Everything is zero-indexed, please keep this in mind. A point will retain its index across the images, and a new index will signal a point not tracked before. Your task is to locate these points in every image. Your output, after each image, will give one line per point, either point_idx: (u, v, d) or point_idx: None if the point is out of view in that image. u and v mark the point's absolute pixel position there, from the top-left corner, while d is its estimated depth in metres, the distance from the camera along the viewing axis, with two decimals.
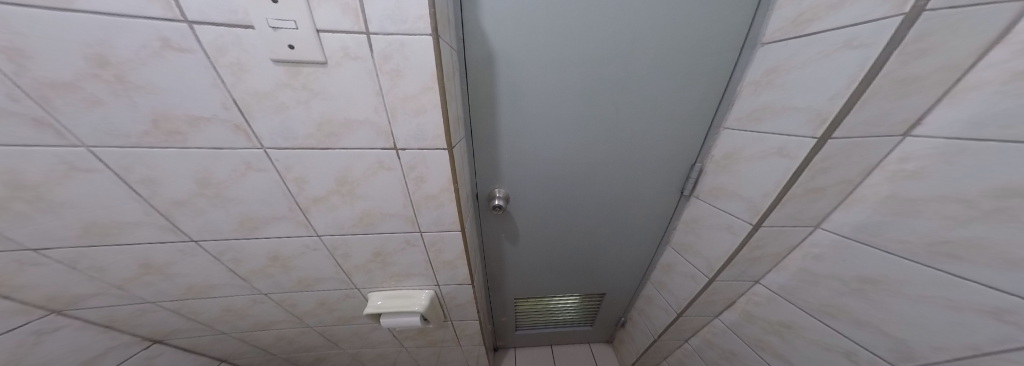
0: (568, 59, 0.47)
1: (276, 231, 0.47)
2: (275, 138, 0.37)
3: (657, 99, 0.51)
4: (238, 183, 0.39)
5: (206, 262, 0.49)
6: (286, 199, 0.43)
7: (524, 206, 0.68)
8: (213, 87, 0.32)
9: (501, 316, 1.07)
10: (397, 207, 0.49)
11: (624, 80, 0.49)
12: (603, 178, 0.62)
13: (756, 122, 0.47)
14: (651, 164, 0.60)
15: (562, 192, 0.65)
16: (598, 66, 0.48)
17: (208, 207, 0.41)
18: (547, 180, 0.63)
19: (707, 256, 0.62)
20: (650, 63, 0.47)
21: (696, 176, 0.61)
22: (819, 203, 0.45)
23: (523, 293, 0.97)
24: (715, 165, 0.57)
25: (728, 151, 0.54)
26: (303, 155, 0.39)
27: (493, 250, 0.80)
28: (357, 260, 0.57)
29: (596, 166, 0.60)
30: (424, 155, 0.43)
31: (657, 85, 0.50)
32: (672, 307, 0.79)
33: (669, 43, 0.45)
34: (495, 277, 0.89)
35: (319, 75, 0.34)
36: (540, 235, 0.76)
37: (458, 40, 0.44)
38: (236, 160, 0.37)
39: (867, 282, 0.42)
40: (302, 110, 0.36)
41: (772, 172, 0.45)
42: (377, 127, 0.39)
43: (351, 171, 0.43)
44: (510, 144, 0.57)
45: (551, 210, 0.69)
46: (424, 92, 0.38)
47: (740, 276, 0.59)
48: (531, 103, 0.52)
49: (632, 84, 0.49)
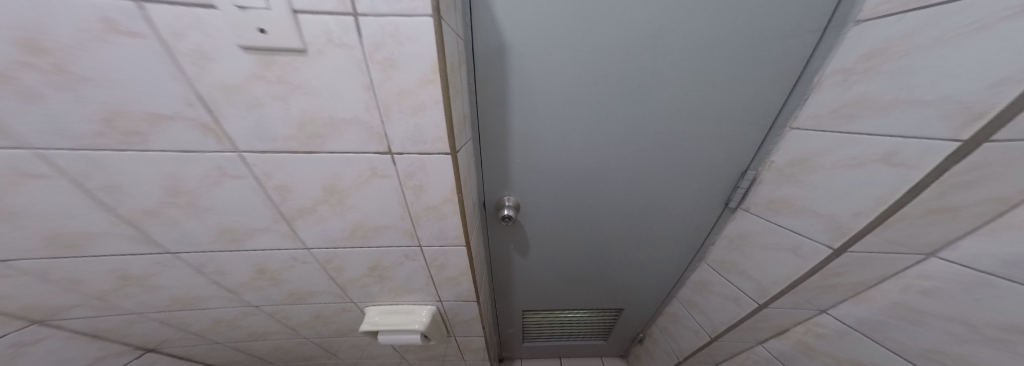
0: (599, 50, 0.40)
1: (261, 243, 0.43)
2: (250, 139, 0.31)
3: (703, 96, 0.43)
4: (212, 191, 0.34)
5: (189, 274, 0.45)
6: (269, 209, 0.38)
7: (539, 215, 0.62)
8: (174, 79, 0.27)
9: (509, 328, 1.00)
10: (394, 219, 0.43)
11: (664, 74, 0.42)
12: (631, 187, 0.55)
13: (843, 120, 0.38)
14: (690, 171, 0.52)
15: (584, 201, 0.58)
16: (634, 56, 0.40)
17: (182, 217, 0.36)
18: (566, 188, 0.56)
19: (763, 278, 0.54)
20: (696, 53, 0.40)
21: (747, 186, 0.53)
22: (940, 228, 0.33)
23: (533, 307, 0.90)
24: (776, 173, 0.49)
25: (798, 157, 0.45)
26: (282, 160, 0.34)
27: (502, 262, 0.74)
28: (351, 274, 0.52)
29: (623, 173, 0.53)
30: (423, 161, 0.37)
31: (705, 79, 0.42)
32: (706, 329, 0.72)
33: (723, 28, 0.38)
34: (504, 290, 0.82)
35: (297, 66, 0.29)
36: (555, 247, 0.69)
37: (464, 28, 0.38)
38: (207, 164, 0.32)
39: (1015, 332, 0.30)
40: (278, 106, 0.30)
41: (867, 187, 0.37)
42: (368, 128, 0.34)
43: (340, 179, 0.37)
44: (525, 147, 0.50)
45: (569, 220, 0.62)
46: (423, 86, 0.32)
47: (802, 304, 0.51)
48: (553, 101, 0.45)
49: (675, 78, 0.42)
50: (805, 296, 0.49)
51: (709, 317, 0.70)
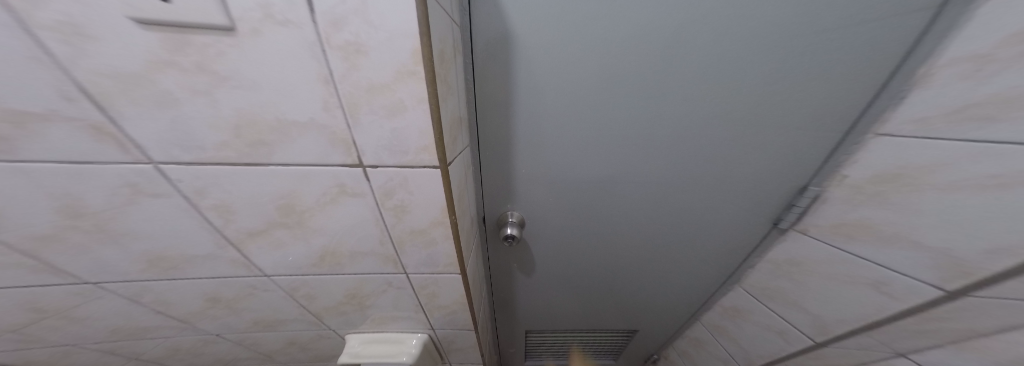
0: (631, 41, 0.32)
1: (208, 271, 0.35)
2: (167, 147, 0.23)
3: (755, 101, 0.36)
4: (127, 213, 0.26)
5: (123, 304, 0.37)
6: (211, 234, 0.30)
7: (547, 233, 0.54)
8: (34, 62, 0.18)
9: (510, 347, 0.92)
10: (371, 244, 0.35)
11: (710, 72, 0.34)
12: (656, 203, 0.47)
13: (971, 127, 0.29)
14: (732, 186, 0.44)
15: (599, 218, 0.51)
16: (675, 50, 0.32)
17: (93, 244, 0.28)
18: (579, 203, 0.49)
19: (828, 312, 0.46)
20: (754, 41, 0.31)
21: (806, 205, 0.44)
22: None
23: (536, 327, 0.82)
24: (852, 191, 0.40)
25: (884, 174, 0.36)
26: (216, 174, 0.26)
27: (503, 282, 0.66)
28: (326, 302, 0.44)
29: (647, 188, 0.45)
30: (404, 176, 0.29)
31: (762, 79, 0.34)
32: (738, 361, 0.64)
33: (792, 9, 0.29)
34: (504, 310, 0.75)
35: (223, 51, 0.20)
36: (565, 266, 0.61)
37: (461, 9, 0.30)
38: (111, 180, 0.24)
39: None
40: (201, 104, 0.22)
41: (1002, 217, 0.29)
42: (329, 134, 0.26)
43: (298, 198, 0.29)
44: (533, 158, 0.43)
45: (582, 238, 0.55)
46: (401, 79, 0.23)
47: (879, 345, 0.43)
48: (569, 105, 0.37)
49: (722, 78, 0.34)
50: (884, 337, 0.41)
51: (743, 347, 0.63)
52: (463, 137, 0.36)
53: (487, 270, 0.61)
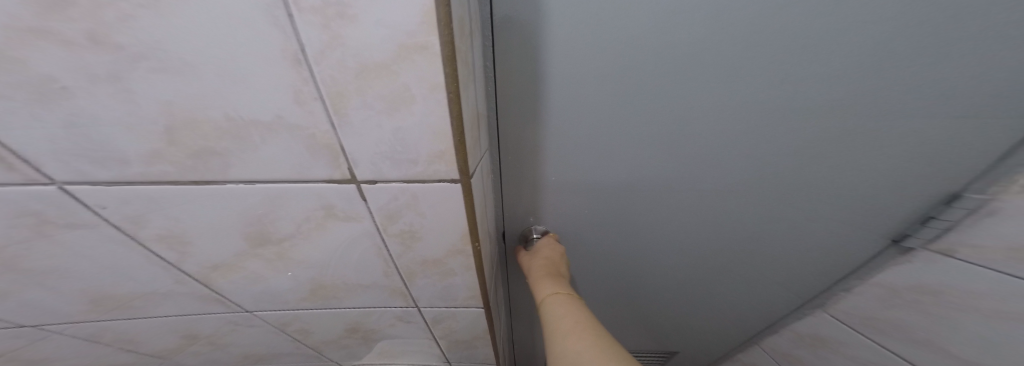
0: (718, 7, 0.21)
1: (174, 309, 0.28)
2: (74, 162, 0.16)
3: (895, 85, 0.24)
4: (41, 248, 0.20)
5: (82, 345, 0.31)
6: (166, 269, 0.23)
7: (578, 251, 0.46)
8: None
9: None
10: (374, 276, 0.28)
11: (838, 47, 0.22)
12: (716, 218, 0.38)
13: None
14: (831, 193, 0.33)
15: (641, 235, 0.42)
16: (788, 17, 0.21)
17: (13, 285, 0.22)
18: (617, 216, 0.39)
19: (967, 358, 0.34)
20: None
21: (955, 219, 0.30)
22: None
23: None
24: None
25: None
26: (154, 197, 0.18)
27: (523, 301, 0.58)
28: (323, 336, 0.37)
29: (710, 199, 0.36)
30: (413, 193, 0.21)
31: (921, 53, 0.22)
32: None
33: None
34: (524, 329, 0.67)
35: (126, 14, 0.12)
36: (595, 285, 0.52)
37: None
38: (3, 207, 0.17)
39: None
40: (110, 97, 0.15)
41: None
42: (306, 138, 0.18)
43: (272, 224, 0.22)
44: (564, 166, 0.34)
45: (619, 257, 0.46)
46: (404, 57, 0.15)
47: None
48: (618, 105, 0.27)
49: (854, 55, 0.23)
50: None
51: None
52: (484, 139, 0.28)
53: (506, 288, 0.53)
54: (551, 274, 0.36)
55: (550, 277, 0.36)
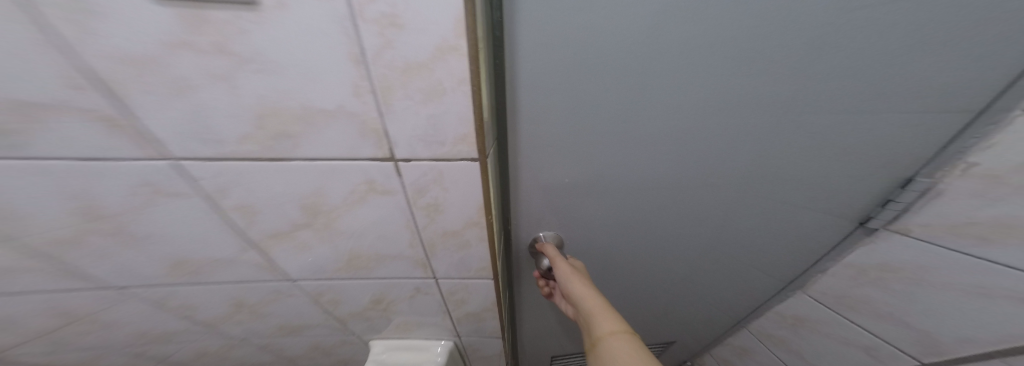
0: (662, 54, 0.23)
1: (231, 276, 0.33)
2: (187, 142, 0.21)
3: (877, 80, 0.25)
4: (145, 214, 0.25)
5: (150, 309, 0.36)
6: (234, 236, 0.28)
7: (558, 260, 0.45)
8: (39, 45, 0.16)
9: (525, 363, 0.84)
10: (401, 247, 0.33)
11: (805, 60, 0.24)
12: (713, 218, 0.39)
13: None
14: (806, 179, 0.34)
15: (635, 236, 0.42)
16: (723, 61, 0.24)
17: (116, 247, 0.27)
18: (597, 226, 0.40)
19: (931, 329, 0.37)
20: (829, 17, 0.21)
21: (910, 201, 0.33)
22: None
23: (552, 346, 0.74)
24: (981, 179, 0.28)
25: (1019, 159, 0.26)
26: (238, 171, 0.23)
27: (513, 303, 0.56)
28: (350, 307, 0.42)
29: (695, 195, 0.35)
30: (439, 171, 0.26)
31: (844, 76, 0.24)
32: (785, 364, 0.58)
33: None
34: (527, 329, 0.67)
35: (245, 28, 0.17)
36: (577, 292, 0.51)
37: None
38: (128, 178, 0.22)
39: None
40: (221, 90, 0.19)
41: None
42: (359, 123, 0.23)
43: (325, 196, 0.27)
44: (559, 171, 0.32)
45: (612, 258, 0.46)
46: (440, 57, 0.20)
47: None
48: (617, 103, 0.26)
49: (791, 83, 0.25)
50: None
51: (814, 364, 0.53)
52: None
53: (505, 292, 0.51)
54: (609, 308, 0.38)
55: (609, 312, 0.38)
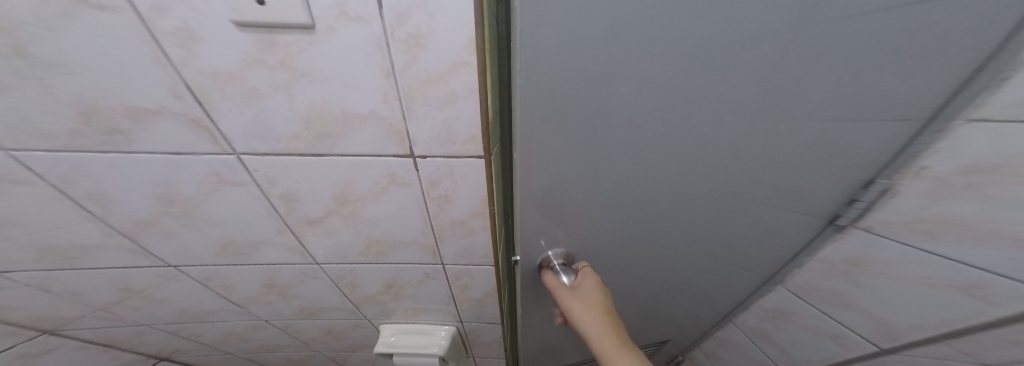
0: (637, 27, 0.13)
1: (267, 258, 0.38)
2: (249, 139, 0.26)
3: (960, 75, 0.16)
4: (209, 199, 0.30)
5: (194, 287, 0.41)
6: (275, 221, 0.33)
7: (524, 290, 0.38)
8: (157, 65, 0.22)
9: None
10: (414, 234, 0.37)
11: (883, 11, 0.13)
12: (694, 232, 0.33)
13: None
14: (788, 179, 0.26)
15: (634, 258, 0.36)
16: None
17: (179, 228, 0.33)
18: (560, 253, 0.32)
19: None
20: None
21: (871, 198, 0.28)
22: None
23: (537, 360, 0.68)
24: None
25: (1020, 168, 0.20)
26: (286, 164, 0.28)
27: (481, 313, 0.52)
28: (365, 291, 0.46)
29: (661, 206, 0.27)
30: (451, 166, 0.31)
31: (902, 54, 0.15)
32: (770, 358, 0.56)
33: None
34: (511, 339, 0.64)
35: (303, 48, 0.22)
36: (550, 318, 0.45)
37: None
38: (202, 169, 0.28)
39: None
40: (281, 98, 0.24)
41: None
42: (386, 125, 0.27)
43: (353, 187, 0.31)
44: (549, 200, 0.25)
45: (612, 284, 0.39)
46: (454, 71, 0.25)
47: None
48: (625, 106, 0.17)
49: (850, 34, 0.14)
50: None
51: None
52: None
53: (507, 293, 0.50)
54: (622, 341, 0.32)
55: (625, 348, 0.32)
